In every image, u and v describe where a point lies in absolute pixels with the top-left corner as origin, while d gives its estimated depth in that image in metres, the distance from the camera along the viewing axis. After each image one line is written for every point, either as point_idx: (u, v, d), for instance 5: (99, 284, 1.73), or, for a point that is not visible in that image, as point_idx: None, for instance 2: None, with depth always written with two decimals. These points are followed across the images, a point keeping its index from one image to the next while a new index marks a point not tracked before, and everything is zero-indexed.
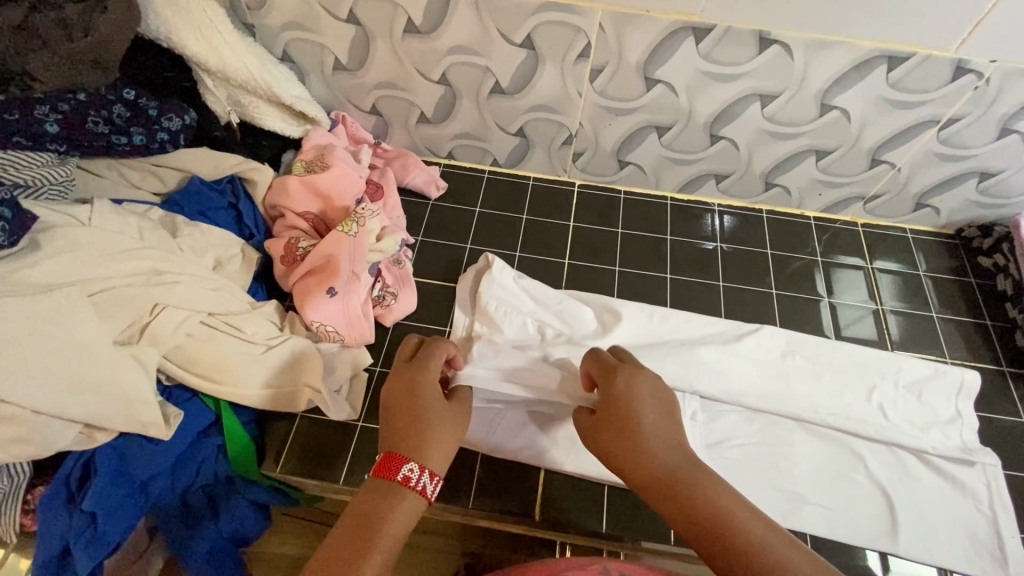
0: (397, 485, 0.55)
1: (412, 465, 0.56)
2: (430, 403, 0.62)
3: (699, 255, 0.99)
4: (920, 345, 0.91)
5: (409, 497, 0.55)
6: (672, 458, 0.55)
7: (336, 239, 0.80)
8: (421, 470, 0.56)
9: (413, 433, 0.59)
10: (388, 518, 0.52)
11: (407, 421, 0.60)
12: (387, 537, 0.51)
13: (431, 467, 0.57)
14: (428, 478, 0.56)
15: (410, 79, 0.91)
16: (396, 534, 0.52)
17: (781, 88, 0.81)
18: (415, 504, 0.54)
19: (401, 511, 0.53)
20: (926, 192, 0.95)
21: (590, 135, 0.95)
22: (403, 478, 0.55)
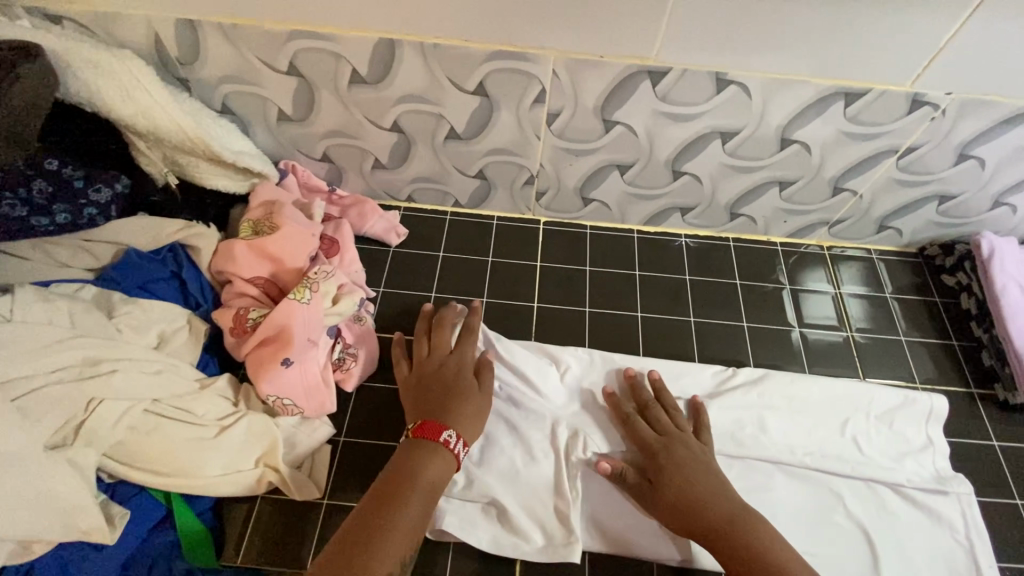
0: (428, 458, 0.69)
1: (449, 435, 0.70)
2: (464, 388, 0.76)
3: (669, 289, 0.97)
4: (891, 370, 0.91)
5: (425, 486, 0.67)
6: (710, 486, 0.70)
7: (289, 308, 0.75)
8: (457, 439, 0.71)
9: (448, 406, 0.74)
10: (405, 508, 0.65)
11: (444, 388, 0.76)
12: (402, 525, 0.64)
13: (467, 434, 0.72)
14: (462, 445, 0.71)
15: (361, 128, 0.86)
16: (411, 523, 0.65)
17: (740, 125, 0.80)
18: (449, 463, 0.70)
19: (417, 502, 0.66)
20: (889, 215, 0.95)
21: (552, 175, 0.93)
22: (434, 450, 0.70)
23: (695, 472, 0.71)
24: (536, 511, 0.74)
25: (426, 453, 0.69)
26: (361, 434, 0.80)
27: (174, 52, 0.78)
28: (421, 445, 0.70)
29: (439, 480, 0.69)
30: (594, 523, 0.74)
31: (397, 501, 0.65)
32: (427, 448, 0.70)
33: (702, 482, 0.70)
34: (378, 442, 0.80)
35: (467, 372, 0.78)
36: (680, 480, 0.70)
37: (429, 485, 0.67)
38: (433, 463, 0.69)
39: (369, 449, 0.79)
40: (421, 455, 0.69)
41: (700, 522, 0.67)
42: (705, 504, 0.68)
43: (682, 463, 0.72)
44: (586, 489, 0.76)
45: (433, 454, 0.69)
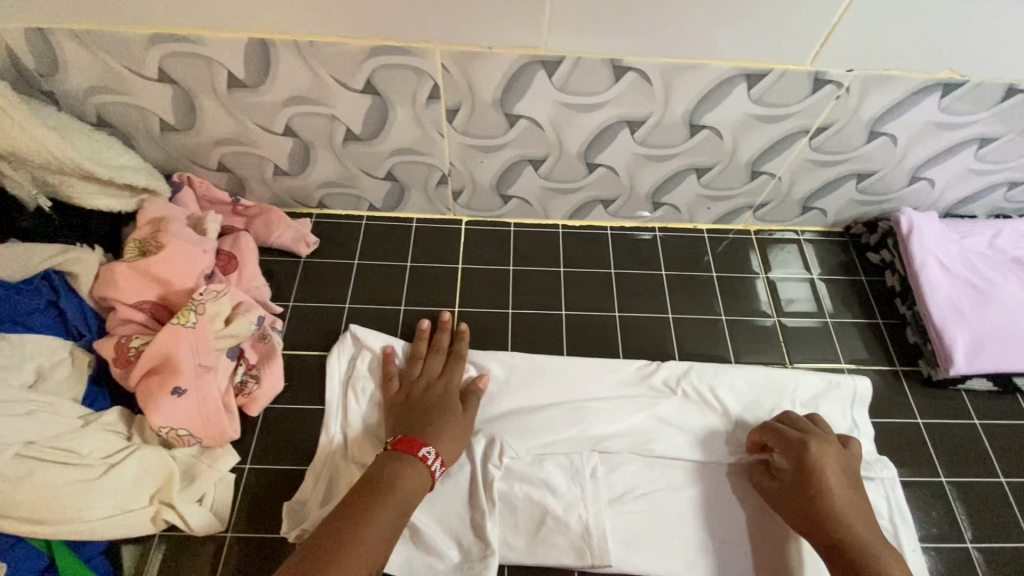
0: (411, 471, 0.67)
1: (429, 449, 0.69)
2: (447, 406, 0.75)
3: (595, 284, 0.95)
4: (819, 354, 0.90)
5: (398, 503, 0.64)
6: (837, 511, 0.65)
7: (172, 334, 0.71)
8: (437, 456, 0.69)
9: (428, 424, 0.72)
10: (369, 525, 0.61)
11: (418, 407, 0.75)
12: (363, 548, 0.59)
13: (444, 451, 0.71)
14: (439, 462, 0.69)
15: (251, 134, 0.81)
16: (371, 546, 0.60)
17: (647, 113, 0.77)
18: (422, 476, 0.67)
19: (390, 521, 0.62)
20: (811, 196, 0.93)
21: (465, 173, 0.88)
22: (412, 461, 0.68)
23: (840, 490, 0.67)
24: (452, 529, 0.71)
25: (408, 464, 0.67)
26: (267, 460, 0.76)
27: (31, 63, 0.72)
28: (396, 459, 0.68)
29: (410, 499, 0.65)
30: (512, 536, 0.71)
31: (367, 516, 0.61)
32: (406, 462, 0.67)
33: (833, 505, 0.66)
34: (286, 467, 0.76)
35: (456, 395, 0.77)
36: (824, 491, 0.66)
37: (403, 502, 0.64)
38: (404, 474, 0.66)
39: (276, 475, 0.76)
40: (405, 468, 0.67)
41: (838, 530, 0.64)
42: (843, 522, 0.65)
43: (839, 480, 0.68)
44: (506, 501, 0.73)
45: (413, 473, 0.67)
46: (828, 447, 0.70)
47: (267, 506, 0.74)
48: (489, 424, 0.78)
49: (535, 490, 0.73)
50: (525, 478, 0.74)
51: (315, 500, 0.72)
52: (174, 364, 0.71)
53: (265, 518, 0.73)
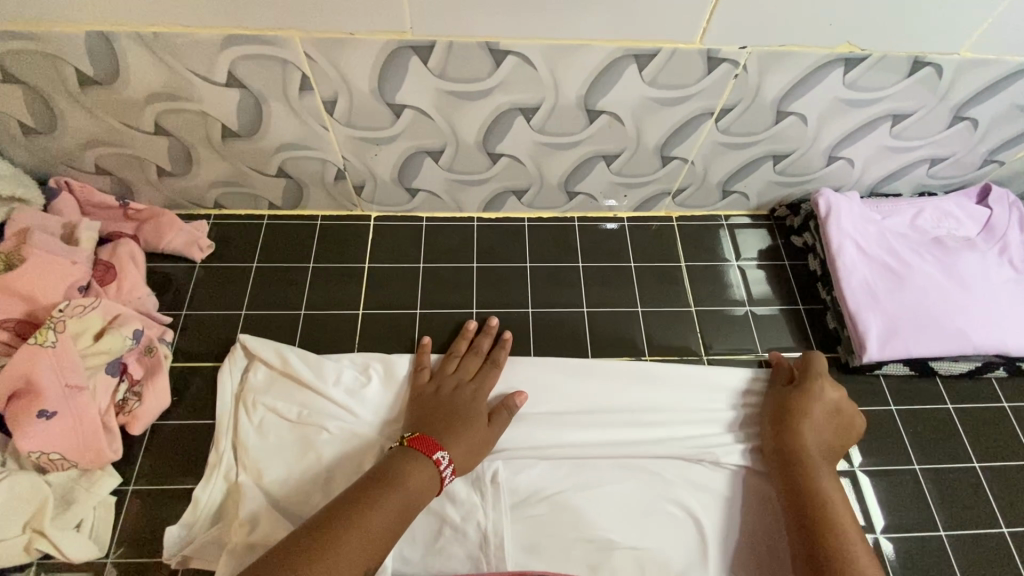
0: (420, 476, 0.64)
1: (442, 455, 0.66)
2: (470, 413, 0.72)
3: (509, 278, 0.91)
4: (737, 343, 0.87)
5: (383, 531, 0.58)
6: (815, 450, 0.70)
7: (30, 354, 0.66)
8: (447, 461, 0.66)
9: (450, 427, 0.70)
10: (382, 509, 0.59)
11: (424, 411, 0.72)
12: (375, 532, 0.57)
13: (457, 459, 0.68)
14: (449, 471, 0.66)
15: (122, 134, 0.76)
16: (383, 529, 0.58)
17: (538, 99, 0.72)
18: (432, 482, 0.64)
19: (374, 549, 0.57)
20: (728, 179, 0.89)
21: (361, 167, 0.83)
22: (417, 463, 0.65)
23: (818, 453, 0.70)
24: None
25: (405, 479, 0.63)
26: (154, 480, 0.73)
27: None
28: (380, 478, 0.62)
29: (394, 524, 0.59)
30: (408, 548, 0.69)
31: (379, 501, 0.59)
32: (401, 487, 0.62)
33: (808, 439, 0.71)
34: (173, 486, 0.73)
35: (480, 404, 0.74)
36: (802, 459, 0.70)
37: (405, 502, 0.61)
38: (415, 473, 0.64)
39: (164, 494, 0.73)
40: (397, 486, 0.62)
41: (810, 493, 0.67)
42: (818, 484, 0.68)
43: (823, 449, 0.71)
44: None
45: (407, 495, 0.62)
46: (816, 413, 0.73)
47: (151, 528, 0.71)
48: (388, 433, 0.75)
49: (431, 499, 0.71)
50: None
51: (199, 521, 0.69)
52: (35, 387, 0.66)
53: (150, 540, 0.70)
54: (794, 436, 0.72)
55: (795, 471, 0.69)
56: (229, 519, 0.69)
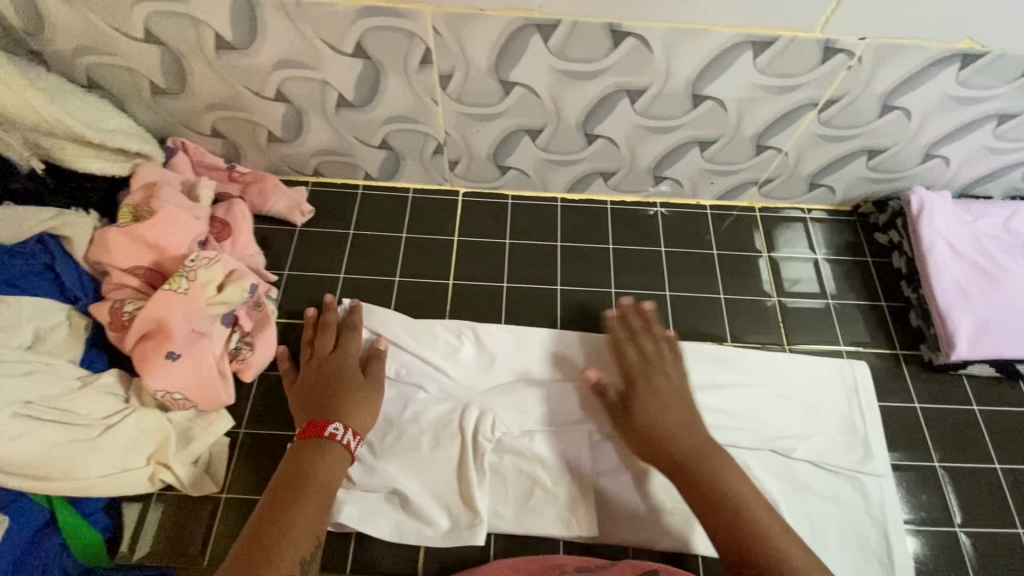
0: (327, 462, 0.67)
1: (336, 428, 0.69)
2: (348, 377, 0.75)
3: (593, 259, 0.93)
4: (818, 335, 0.88)
5: (310, 533, 0.62)
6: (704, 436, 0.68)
7: (165, 298, 0.72)
8: (348, 430, 0.70)
9: (342, 402, 0.73)
10: (299, 510, 0.62)
11: (332, 388, 0.74)
12: (303, 527, 0.61)
13: (354, 426, 0.71)
14: (352, 435, 0.70)
15: (244, 99, 0.80)
16: (309, 526, 0.62)
17: (648, 82, 0.74)
18: (339, 458, 0.68)
19: (309, 545, 0.61)
20: (819, 172, 0.90)
21: (460, 142, 0.86)
22: (329, 449, 0.68)
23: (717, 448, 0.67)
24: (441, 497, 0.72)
25: (312, 475, 0.66)
26: (262, 425, 0.78)
27: (17, 22, 0.71)
28: (306, 479, 0.65)
29: (323, 518, 0.64)
30: (501, 506, 0.73)
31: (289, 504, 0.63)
32: (319, 487, 0.65)
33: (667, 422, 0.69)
34: (280, 433, 0.78)
35: (356, 368, 0.76)
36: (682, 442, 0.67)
37: (320, 488, 0.65)
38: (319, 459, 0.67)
39: (272, 440, 0.78)
40: (314, 487, 0.65)
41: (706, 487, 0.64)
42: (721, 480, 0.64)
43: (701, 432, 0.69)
44: (495, 473, 0.74)
45: (326, 496, 0.65)
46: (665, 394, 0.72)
47: (261, 470, 0.76)
48: (480, 398, 0.79)
49: (522, 462, 0.75)
50: (512, 449, 0.75)
51: None
52: (167, 329, 0.72)
53: (260, 481, 0.75)
54: (654, 407, 0.71)
55: (691, 466, 0.65)
56: None
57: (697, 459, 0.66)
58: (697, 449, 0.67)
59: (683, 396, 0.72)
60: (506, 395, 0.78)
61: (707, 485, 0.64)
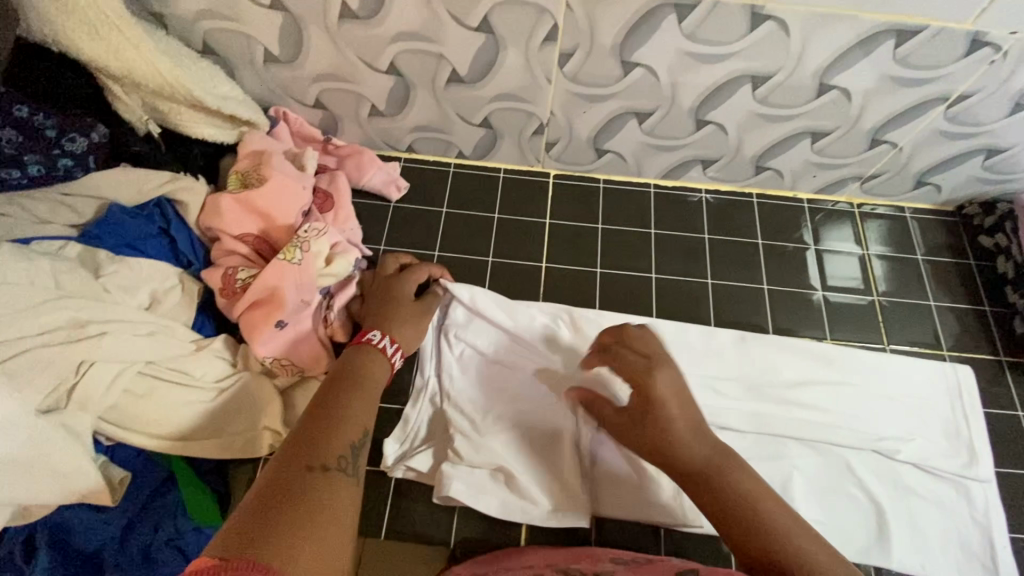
0: (365, 362, 0.68)
1: (374, 333, 0.71)
2: (397, 297, 0.76)
3: (687, 247, 0.92)
4: (917, 336, 0.87)
5: (354, 423, 0.60)
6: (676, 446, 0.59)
7: (279, 268, 0.73)
8: (383, 336, 0.71)
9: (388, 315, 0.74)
10: (352, 400, 0.62)
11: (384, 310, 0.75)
12: (354, 414, 0.61)
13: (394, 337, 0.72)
14: (387, 340, 0.71)
15: (355, 70, 0.79)
16: (361, 413, 0.62)
17: (775, 68, 0.72)
18: (376, 358, 0.69)
19: (356, 432, 0.59)
20: (929, 169, 0.88)
21: (563, 123, 0.85)
22: (366, 352, 0.69)
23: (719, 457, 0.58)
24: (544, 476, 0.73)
25: (360, 377, 0.65)
26: None
27: None
28: (352, 374, 0.65)
29: (366, 414, 0.63)
30: (602, 489, 0.73)
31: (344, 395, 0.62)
32: (356, 385, 0.64)
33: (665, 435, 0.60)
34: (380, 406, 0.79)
35: (403, 291, 0.77)
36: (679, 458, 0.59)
37: (369, 384, 0.66)
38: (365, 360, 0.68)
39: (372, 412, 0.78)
40: (356, 385, 0.64)
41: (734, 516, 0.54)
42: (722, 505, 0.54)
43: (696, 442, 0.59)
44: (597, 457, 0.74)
45: (368, 395, 0.64)
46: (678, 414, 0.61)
47: None
48: (580, 381, 0.78)
49: (623, 448, 0.75)
50: (613, 435, 0.75)
51: (412, 438, 0.76)
52: (280, 299, 0.72)
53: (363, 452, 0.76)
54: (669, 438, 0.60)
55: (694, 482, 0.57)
56: (439, 441, 0.75)
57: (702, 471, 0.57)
58: (710, 458, 0.58)
59: (651, 416, 0.61)
60: (608, 382, 0.78)
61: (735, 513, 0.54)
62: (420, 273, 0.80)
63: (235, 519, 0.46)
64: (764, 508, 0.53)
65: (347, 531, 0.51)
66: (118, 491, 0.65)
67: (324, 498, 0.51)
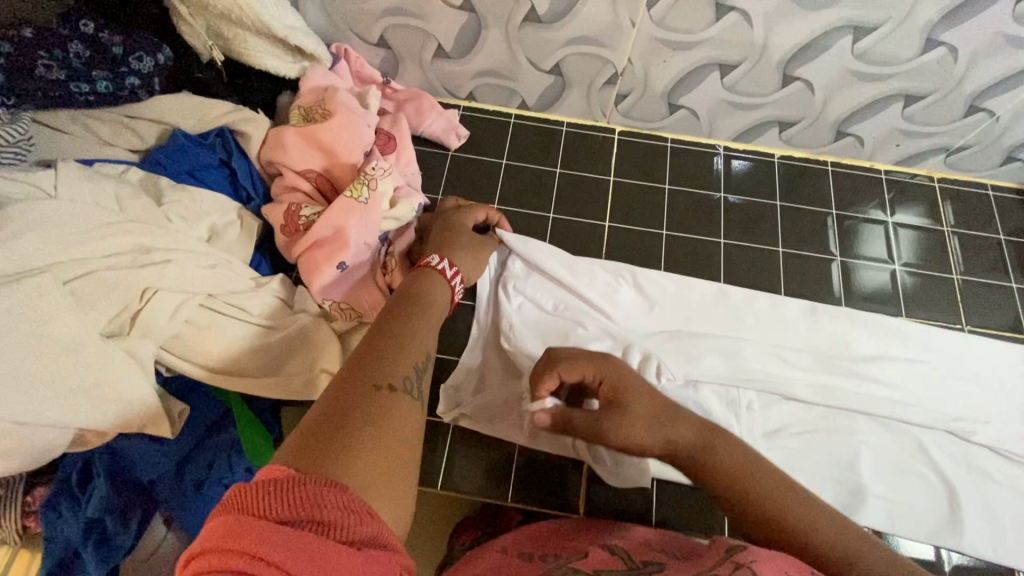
0: (426, 283, 0.66)
1: (434, 256, 0.69)
2: (456, 230, 0.74)
3: (755, 213, 0.88)
4: (996, 318, 0.83)
5: (418, 345, 0.58)
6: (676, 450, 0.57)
7: (345, 206, 0.69)
8: (443, 260, 0.69)
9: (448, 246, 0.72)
10: (419, 325, 0.60)
11: (445, 239, 0.73)
12: (421, 340, 0.59)
13: (454, 261, 0.70)
14: (447, 263, 0.69)
15: (426, 3, 0.75)
16: (427, 341, 0.59)
17: (882, 18, 0.68)
18: (438, 280, 0.67)
19: (420, 354, 0.57)
20: (1022, 144, 0.83)
21: (639, 73, 0.80)
22: (426, 274, 0.67)
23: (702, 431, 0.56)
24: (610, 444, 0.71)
25: (423, 300, 0.63)
26: None
27: None
28: (414, 297, 0.63)
29: (429, 337, 0.60)
30: None
31: (410, 319, 0.60)
32: (419, 308, 0.62)
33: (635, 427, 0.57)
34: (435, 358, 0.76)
35: (464, 224, 0.75)
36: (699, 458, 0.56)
37: (434, 312, 0.63)
38: (429, 285, 0.66)
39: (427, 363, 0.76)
40: (420, 309, 0.62)
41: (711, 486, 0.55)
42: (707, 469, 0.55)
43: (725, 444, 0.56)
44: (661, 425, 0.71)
45: (431, 319, 0.62)
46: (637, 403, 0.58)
47: None
48: (645, 343, 0.75)
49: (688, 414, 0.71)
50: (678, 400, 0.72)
51: (469, 389, 0.73)
52: (343, 238, 0.69)
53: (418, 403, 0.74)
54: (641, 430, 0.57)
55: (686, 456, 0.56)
56: (499, 394, 0.72)
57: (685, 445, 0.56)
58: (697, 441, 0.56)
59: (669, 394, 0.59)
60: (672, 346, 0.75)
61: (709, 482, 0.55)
62: (476, 212, 0.77)
63: (305, 431, 0.45)
64: (755, 488, 0.53)
65: (413, 452, 0.50)
66: (177, 425, 0.63)
67: (392, 418, 0.49)
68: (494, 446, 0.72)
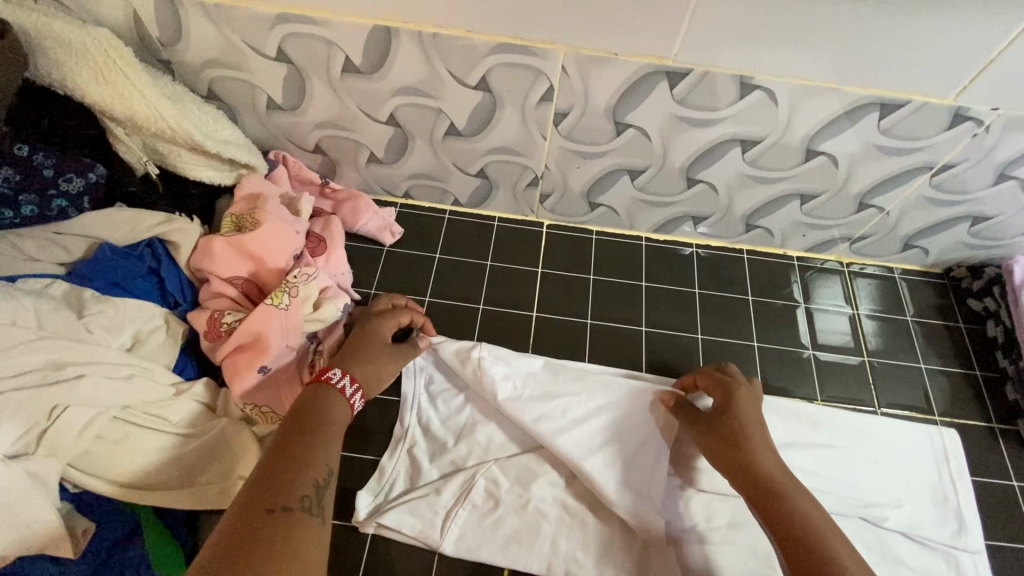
0: (325, 400, 0.65)
1: (335, 371, 0.68)
2: (376, 335, 0.75)
3: (676, 301, 0.92)
4: (907, 399, 0.86)
5: (317, 462, 0.58)
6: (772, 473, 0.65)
7: (267, 314, 0.72)
8: (345, 376, 0.68)
9: (356, 356, 0.72)
10: (324, 438, 0.61)
11: (361, 348, 0.73)
12: (321, 455, 0.59)
13: (354, 374, 0.69)
14: (348, 379, 0.68)
15: (355, 120, 0.81)
16: (328, 455, 0.60)
17: (764, 134, 0.75)
18: (334, 396, 0.66)
19: (321, 471, 0.58)
20: (915, 234, 0.89)
21: (558, 177, 0.86)
22: (324, 392, 0.66)
23: (784, 474, 0.65)
24: (533, 546, 0.71)
25: (317, 417, 0.63)
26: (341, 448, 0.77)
27: (155, 32, 0.72)
28: (312, 415, 0.63)
29: (334, 451, 0.61)
30: (582, 552, 0.71)
31: (312, 431, 0.61)
32: (317, 421, 0.62)
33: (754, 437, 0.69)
34: (358, 458, 0.76)
35: (388, 326, 0.77)
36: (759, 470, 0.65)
37: (335, 427, 0.63)
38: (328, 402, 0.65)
39: (350, 463, 0.76)
40: (318, 425, 0.62)
41: (808, 560, 0.56)
42: (826, 552, 0.56)
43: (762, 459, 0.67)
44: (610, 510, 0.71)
45: (331, 433, 0.62)
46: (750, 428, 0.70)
47: (335, 495, 0.74)
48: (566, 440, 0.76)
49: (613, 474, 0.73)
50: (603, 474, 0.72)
51: (386, 490, 0.74)
52: (264, 344, 0.71)
53: (340, 507, 0.73)
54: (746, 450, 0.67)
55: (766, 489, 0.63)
56: (418, 496, 0.72)
57: (769, 481, 0.64)
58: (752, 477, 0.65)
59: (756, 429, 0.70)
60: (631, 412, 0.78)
61: (812, 561, 0.56)
62: (403, 315, 0.79)
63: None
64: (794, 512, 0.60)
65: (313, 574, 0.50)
66: (81, 543, 0.61)
67: (288, 541, 0.50)
68: (413, 551, 0.71)
